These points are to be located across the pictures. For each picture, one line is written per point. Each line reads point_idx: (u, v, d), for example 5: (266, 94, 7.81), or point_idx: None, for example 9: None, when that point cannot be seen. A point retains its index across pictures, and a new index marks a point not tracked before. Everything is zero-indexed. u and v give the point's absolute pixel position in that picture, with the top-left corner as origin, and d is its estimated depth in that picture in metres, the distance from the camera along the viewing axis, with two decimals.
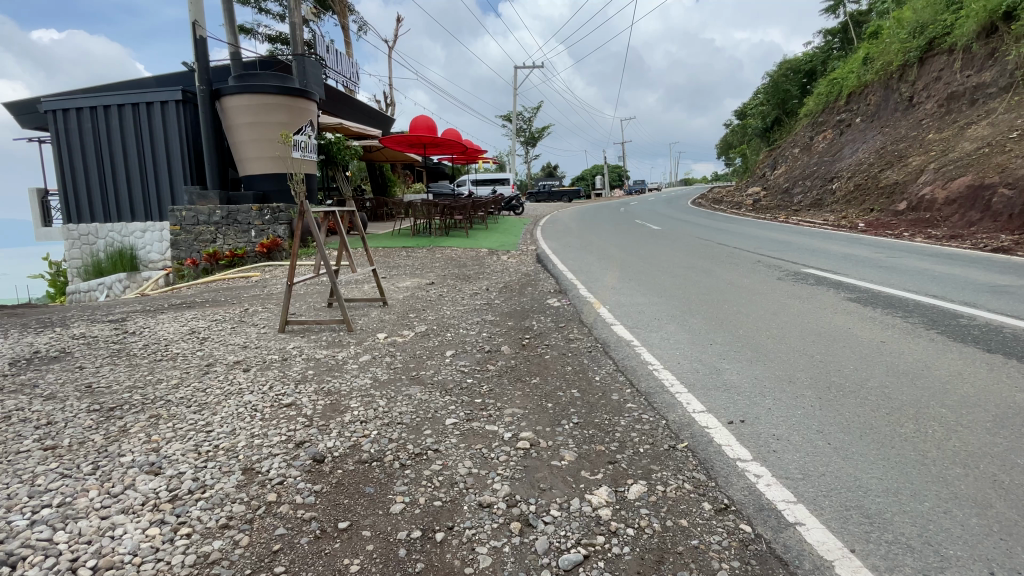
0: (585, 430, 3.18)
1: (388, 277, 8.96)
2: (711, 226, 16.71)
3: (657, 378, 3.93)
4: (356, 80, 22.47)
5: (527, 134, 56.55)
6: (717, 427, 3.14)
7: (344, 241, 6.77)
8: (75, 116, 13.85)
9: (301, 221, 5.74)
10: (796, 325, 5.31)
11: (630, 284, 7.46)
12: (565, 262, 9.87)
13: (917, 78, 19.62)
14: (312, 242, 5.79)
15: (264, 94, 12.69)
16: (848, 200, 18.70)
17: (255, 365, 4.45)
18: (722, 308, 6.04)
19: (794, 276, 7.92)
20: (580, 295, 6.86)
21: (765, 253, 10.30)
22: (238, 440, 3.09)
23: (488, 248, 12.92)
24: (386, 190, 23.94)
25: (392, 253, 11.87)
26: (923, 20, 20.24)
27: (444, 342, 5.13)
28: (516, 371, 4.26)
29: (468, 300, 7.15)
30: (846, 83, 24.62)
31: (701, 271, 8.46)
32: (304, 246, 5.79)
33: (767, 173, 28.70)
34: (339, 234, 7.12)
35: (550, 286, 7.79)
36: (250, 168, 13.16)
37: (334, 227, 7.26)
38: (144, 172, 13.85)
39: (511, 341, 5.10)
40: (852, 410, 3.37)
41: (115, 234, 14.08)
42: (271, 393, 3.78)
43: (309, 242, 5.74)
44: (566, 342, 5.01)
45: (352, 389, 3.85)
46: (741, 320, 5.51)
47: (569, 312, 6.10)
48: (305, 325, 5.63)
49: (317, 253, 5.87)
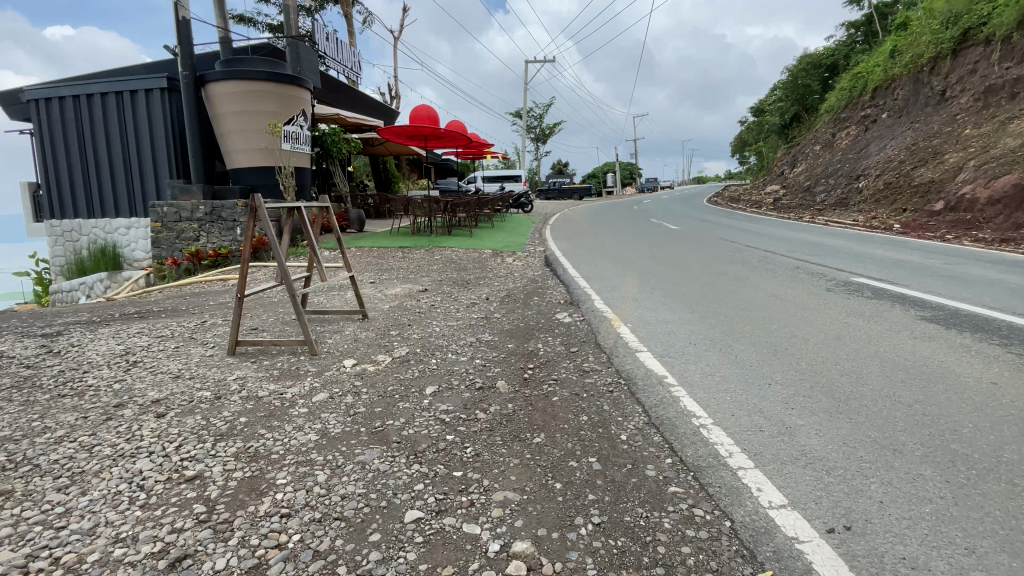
0: (611, 539, 2.13)
1: (376, 282, 7.94)
2: (733, 226, 15.55)
3: (707, 442, 2.84)
4: (357, 70, 21.47)
5: (537, 131, 55.44)
6: (813, 543, 2.08)
7: (312, 243, 5.31)
8: (57, 105, 13.01)
9: (264, 202, 4.39)
10: (871, 355, 4.21)
11: (653, 295, 6.36)
12: (576, 266, 8.81)
13: (949, 72, 18.34)
14: (270, 222, 4.40)
15: (250, 81, 11.71)
16: (878, 199, 17.42)
17: (176, 408, 3.42)
18: (771, 329, 4.94)
19: (844, 287, 6.81)
20: (595, 309, 5.78)
21: (803, 258, 9.17)
22: (93, 547, 2.10)
23: (491, 249, 11.86)
24: (390, 186, 23.06)
25: (386, 253, 10.84)
26: (956, 10, 18.86)
27: (426, 372, 4.07)
28: (515, 422, 3.19)
29: (462, 312, 6.11)
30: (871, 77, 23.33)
31: (735, 279, 7.35)
32: (258, 222, 4.38)
33: (786, 171, 27.46)
34: (307, 232, 5.67)
35: (560, 295, 6.72)
36: (235, 161, 12.14)
37: (300, 223, 5.73)
38: (128, 166, 13.02)
39: (510, 373, 4.03)
40: (1006, 510, 2.28)
41: (98, 231, 13.33)
42: (173, 458, 2.75)
43: (267, 219, 4.34)
44: (579, 375, 3.94)
45: (288, 452, 2.83)
46: (796, 346, 4.43)
47: (582, 331, 5.02)
48: (260, 347, 4.62)
49: (273, 242, 4.43)
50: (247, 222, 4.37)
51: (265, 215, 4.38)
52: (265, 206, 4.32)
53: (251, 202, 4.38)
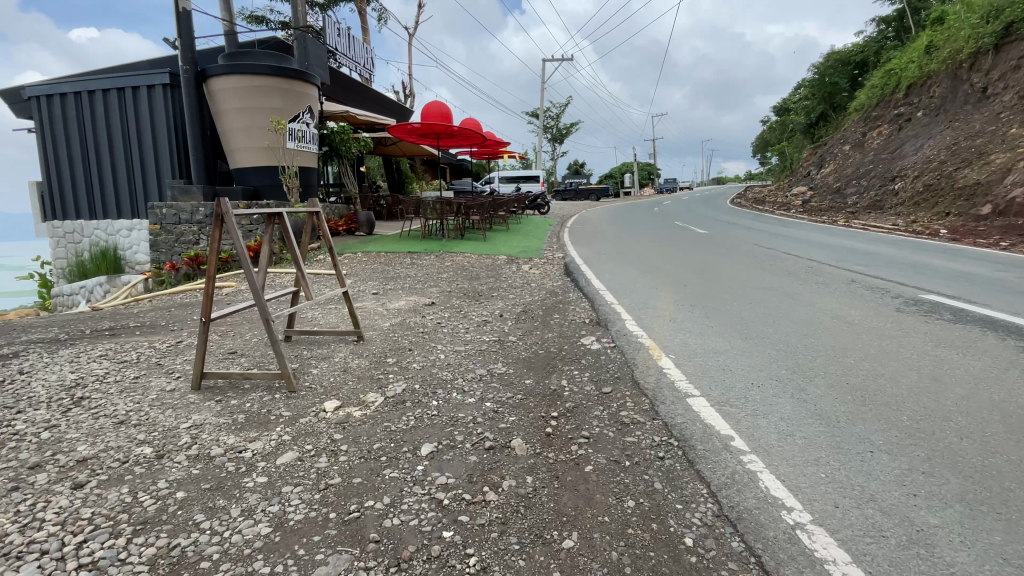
0: None
1: (378, 294, 7.16)
2: (766, 231, 14.48)
3: (814, 564, 1.99)
4: (370, 66, 20.81)
5: (553, 130, 54.47)
6: None
7: (296, 257, 4.50)
8: (59, 102, 12.56)
9: (231, 208, 3.64)
10: (987, 407, 3.31)
11: (693, 315, 5.50)
12: (600, 277, 7.96)
13: (992, 68, 17.15)
14: (240, 234, 3.64)
15: (254, 75, 11.08)
16: (916, 203, 16.23)
17: (102, 476, 2.73)
18: (847, 363, 4.05)
19: (915, 306, 5.86)
20: (628, 332, 4.94)
21: (853, 269, 8.19)
22: None
23: (507, 255, 11.01)
24: (402, 187, 22.38)
25: (392, 259, 10.12)
26: (998, 3, 17.64)
27: (424, 422, 3.25)
28: (538, 510, 2.36)
29: (472, 334, 5.29)
30: (904, 74, 22.01)
31: (784, 295, 6.44)
32: (225, 233, 3.63)
33: (812, 172, 26.19)
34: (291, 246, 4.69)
35: (584, 313, 5.88)
36: (238, 159, 11.51)
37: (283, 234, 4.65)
38: (131, 166, 12.52)
39: (530, 425, 3.19)
40: None
41: (99, 232, 12.80)
42: (65, 568, 2.06)
43: (235, 231, 3.58)
44: (617, 430, 3.10)
45: (223, 559, 2.08)
46: (887, 392, 3.54)
47: (614, 364, 4.16)
48: (231, 381, 3.88)
49: (242, 257, 3.65)
50: (212, 233, 3.63)
51: (232, 224, 3.62)
52: (232, 213, 3.57)
53: (217, 208, 3.63)
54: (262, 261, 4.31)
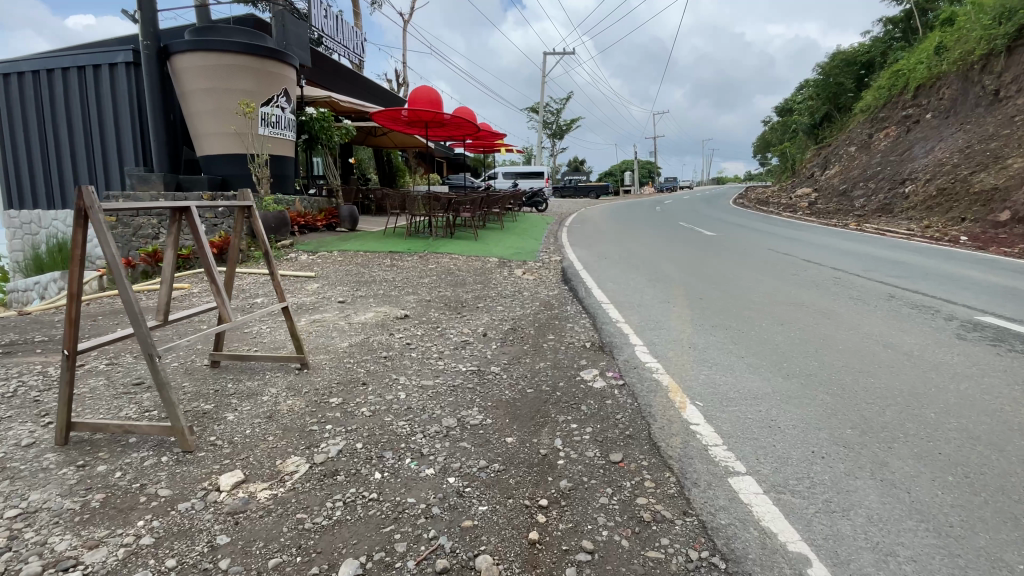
0: None
1: (343, 303, 6.16)
2: (777, 234, 13.57)
3: None
4: (361, 52, 19.73)
5: (552, 127, 53.36)
6: None
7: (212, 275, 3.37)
8: (15, 80, 11.51)
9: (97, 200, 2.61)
10: None
11: (712, 339, 4.57)
12: (601, 285, 7.04)
13: (1006, 68, 16.19)
14: (111, 238, 2.61)
15: (222, 52, 10.03)
16: (929, 208, 15.30)
17: None
18: (926, 419, 3.10)
19: (975, 332, 4.92)
20: (638, 363, 3.99)
21: (886, 281, 7.26)
22: None
23: (497, 257, 10.03)
24: (394, 181, 21.36)
25: (369, 260, 9.12)
26: (1011, 3, 16.75)
27: (356, 514, 2.26)
28: None
29: (445, 360, 4.30)
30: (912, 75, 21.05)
31: (816, 313, 5.51)
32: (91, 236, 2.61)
33: (815, 174, 25.22)
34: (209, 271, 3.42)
35: (584, 334, 4.90)
36: (204, 146, 10.47)
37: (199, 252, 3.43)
38: (91, 151, 11.44)
39: (503, 524, 2.20)
40: None
41: (59, 224, 11.62)
42: None
43: (102, 234, 2.55)
44: (633, 537, 2.11)
45: None
46: (998, 469, 2.58)
47: (624, 415, 3.18)
48: (111, 433, 2.89)
49: (115, 270, 2.63)
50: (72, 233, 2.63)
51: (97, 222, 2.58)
52: (96, 207, 2.55)
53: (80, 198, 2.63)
54: (166, 271, 3.29)
